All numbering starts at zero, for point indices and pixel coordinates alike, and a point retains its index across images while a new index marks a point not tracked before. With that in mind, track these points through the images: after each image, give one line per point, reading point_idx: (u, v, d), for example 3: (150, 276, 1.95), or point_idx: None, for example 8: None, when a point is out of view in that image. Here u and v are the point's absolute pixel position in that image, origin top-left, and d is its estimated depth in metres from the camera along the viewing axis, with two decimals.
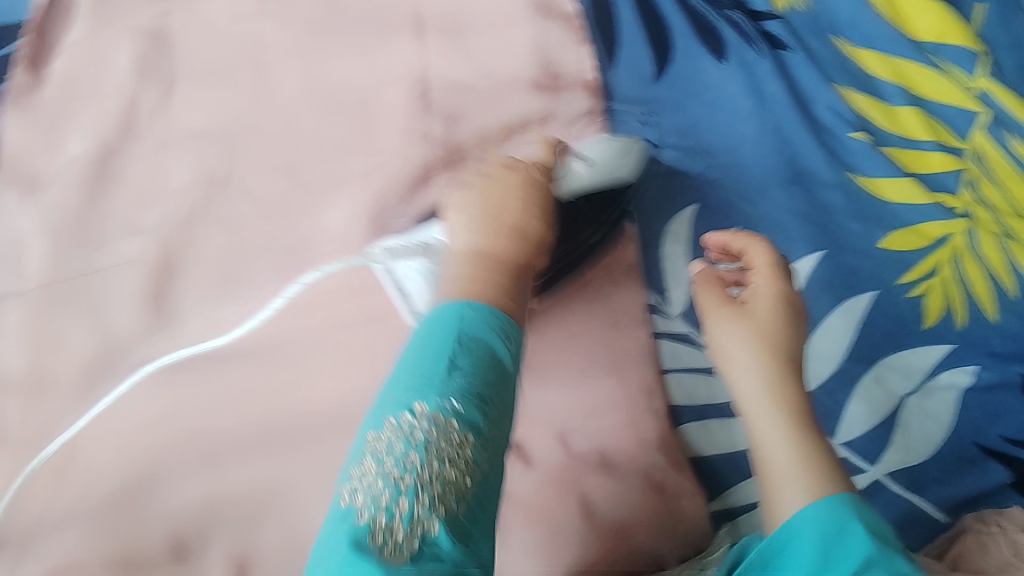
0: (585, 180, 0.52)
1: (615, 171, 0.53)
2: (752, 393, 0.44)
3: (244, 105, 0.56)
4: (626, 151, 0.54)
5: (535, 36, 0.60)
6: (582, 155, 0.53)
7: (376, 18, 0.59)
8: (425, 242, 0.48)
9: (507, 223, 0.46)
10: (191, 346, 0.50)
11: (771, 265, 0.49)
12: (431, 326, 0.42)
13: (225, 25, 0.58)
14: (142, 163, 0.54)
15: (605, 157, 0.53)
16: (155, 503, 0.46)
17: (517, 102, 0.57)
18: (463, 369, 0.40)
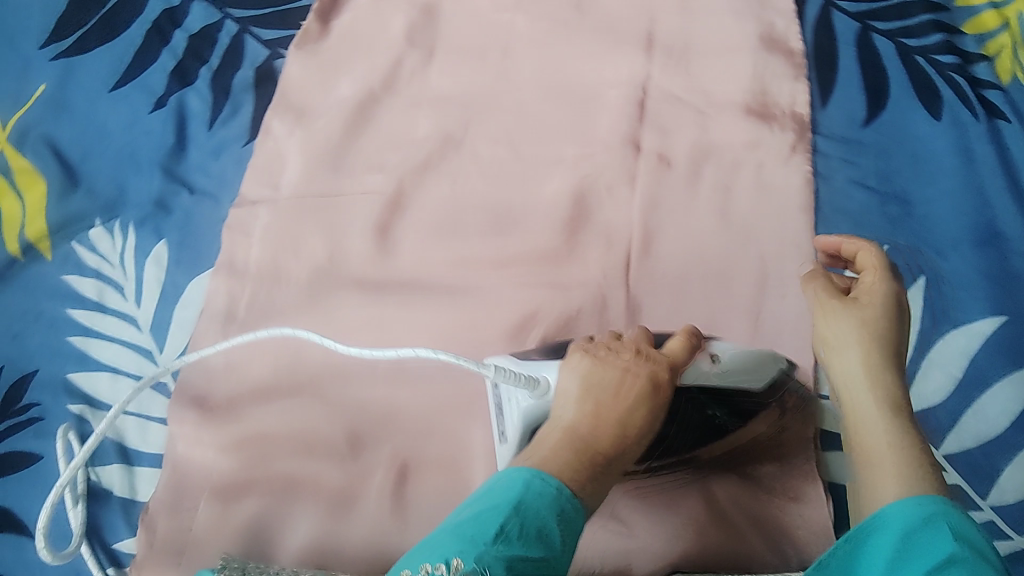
0: (711, 378, 0.50)
1: (746, 379, 0.50)
2: (855, 383, 0.49)
3: (487, 83, 0.64)
4: (766, 363, 0.51)
5: (758, 65, 0.63)
6: (714, 353, 0.51)
7: (614, 27, 0.65)
8: (539, 378, 0.51)
9: (572, 434, 0.48)
10: (401, 275, 0.58)
11: (879, 266, 0.52)
12: (507, 477, 0.45)
13: (486, 12, 0.66)
14: (393, 114, 0.63)
15: (731, 366, 0.50)
16: (347, 395, 0.55)
17: (727, 123, 0.62)
18: (512, 533, 0.41)
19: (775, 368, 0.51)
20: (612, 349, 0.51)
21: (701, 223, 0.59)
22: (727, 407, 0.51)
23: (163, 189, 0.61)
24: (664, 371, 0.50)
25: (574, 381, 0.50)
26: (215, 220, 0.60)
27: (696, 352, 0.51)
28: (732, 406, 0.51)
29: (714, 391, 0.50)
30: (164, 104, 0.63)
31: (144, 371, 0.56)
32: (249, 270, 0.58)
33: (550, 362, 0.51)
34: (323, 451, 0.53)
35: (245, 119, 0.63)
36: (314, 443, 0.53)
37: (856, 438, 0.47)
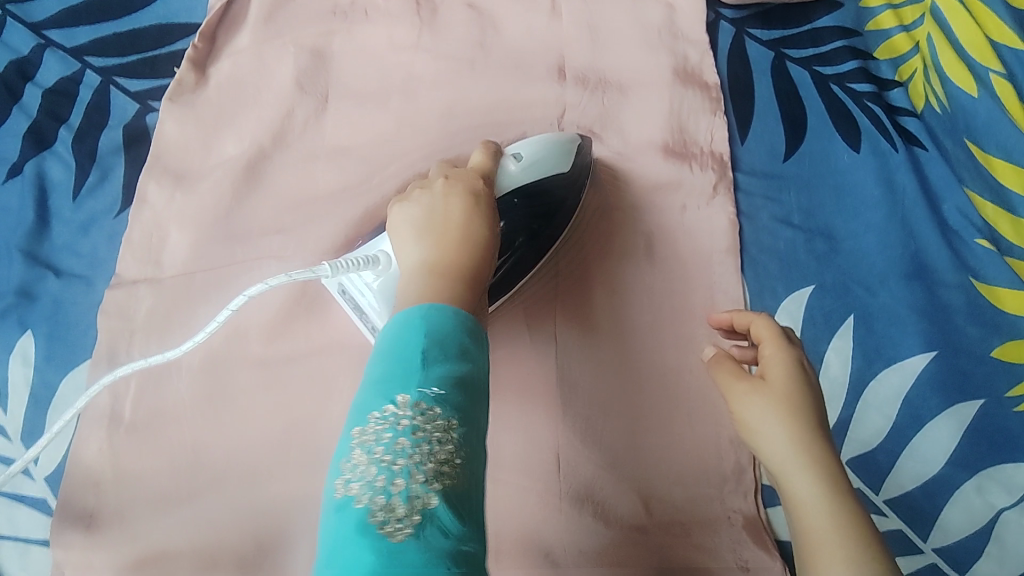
0: (522, 179, 0.51)
1: (558, 163, 0.52)
2: (783, 462, 0.43)
3: (389, 129, 0.58)
4: (564, 148, 0.53)
5: (673, 101, 0.60)
6: (514, 154, 0.51)
7: (522, 64, 0.61)
8: (376, 255, 0.48)
9: (466, 240, 0.44)
10: (309, 350, 0.52)
11: (776, 332, 0.48)
12: (398, 324, 0.38)
13: (383, 52, 0.61)
14: (287, 172, 0.57)
15: (545, 155, 0.52)
16: (257, 493, 0.49)
17: (647, 164, 0.58)
18: (439, 351, 0.36)
19: (579, 154, 0.54)
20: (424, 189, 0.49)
21: (627, 275, 0.56)
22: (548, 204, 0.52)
23: (25, 275, 0.53)
24: (481, 184, 0.48)
25: (410, 226, 0.46)
26: (91, 306, 0.53)
27: (497, 159, 0.51)
28: (556, 198, 0.53)
29: (531, 186, 0.51)
30: (19, 173, 0.56)
31: (19, 491, 0.49)
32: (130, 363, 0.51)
33: (383, 236, 0.48)
34: (230, 561, 0.47)
35: (115, 188, 0.56)
36: (221, 558, 0.47)
37: (796, 522, 0.42)
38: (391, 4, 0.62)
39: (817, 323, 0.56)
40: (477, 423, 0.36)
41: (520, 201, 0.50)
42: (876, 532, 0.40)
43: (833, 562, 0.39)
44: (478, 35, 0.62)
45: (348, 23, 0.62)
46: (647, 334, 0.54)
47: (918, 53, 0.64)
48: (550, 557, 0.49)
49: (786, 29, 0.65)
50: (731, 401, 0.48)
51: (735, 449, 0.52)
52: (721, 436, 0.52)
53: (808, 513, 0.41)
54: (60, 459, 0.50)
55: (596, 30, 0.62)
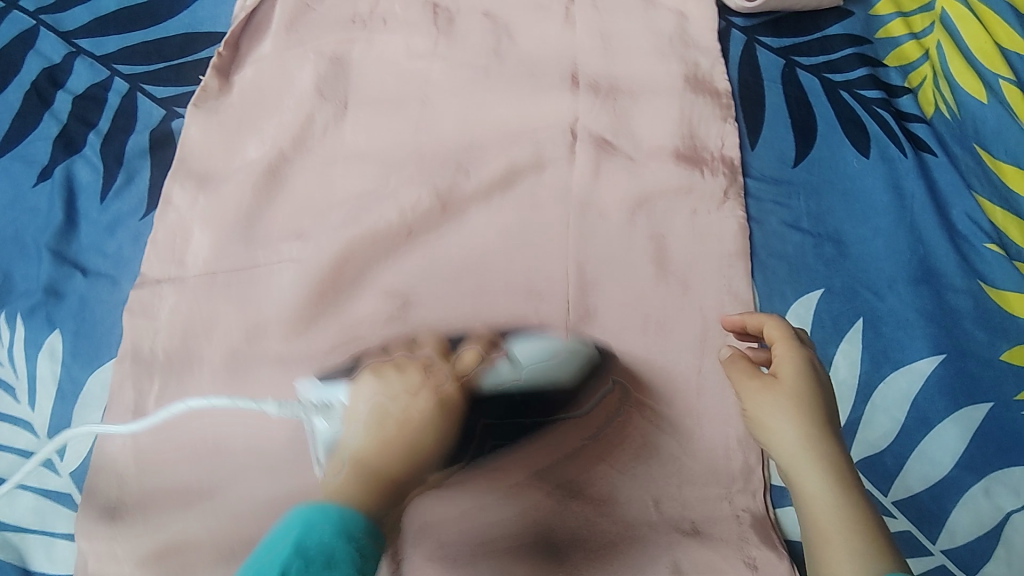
0: (517, 382, 0.48)
1: (558, 371, 0.49)
2: (791, 453, 0.44)
3: (406, 135, 0.60)
4: (569, 355, 0.50)
5: (684, 109, 0.61)
6: (511, 355, 0.49)
7: (536, 72, 0.62)
8: (332, 402, 0.46)
9: (407, 428, 0.45)
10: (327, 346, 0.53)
11: (787, 332, 0.49)
12: (286, 523, 0.39)
13: (400, 60, 0.62)
14: (307, 175, 0.58)
15: (544, 360, 0.49)
16: (274, 483, 0.50)
17: (658, 169, 0.59)
18: (303, 567, 0.36)
19: (585, 364, 0.50)
20: (426, 368, 0.48)
21: (638, 277, 0.57)
22: (546, 408, 0.49)
23: (53, 272, 0.55)
24: (458, 394, 0.46)
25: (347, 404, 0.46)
26: (117, 304, 0.55)
27: (493, 359, 0.48)
28: (548, 403, 0.49)
29: (526, 393, 0.48)
30: (49, 175, 0.58)
31: (44, 484, 0.51)
32: (153, 357, 0.53)
33: (343, 385, 0.46)
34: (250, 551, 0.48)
35: (141, 191, 0.58)
36: (241, 546, 0.49)
37: (801, 513, 0.43)
38: (409, 14, 0.64)
39: (825, 325, 0.56)
40: None
41: (512, 405, 0.48)
42: (879, 523, 0.41)
43: (841, 550, 0.40)
44: (494, 43, 0.63)
45: (368, 31, 0.63)
46: (670, 422, 0.54)
47: (928, 60, 0.65)
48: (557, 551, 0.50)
49: (797, 38, 0.66)
50: (743, 400, 0.49)
51: (743, 448, 0.53)
52: (729, 436, 0.53)
53: (817, 507, 0.42)
54: (86, 452, 0.52)
55: (609, 38, 0.64)
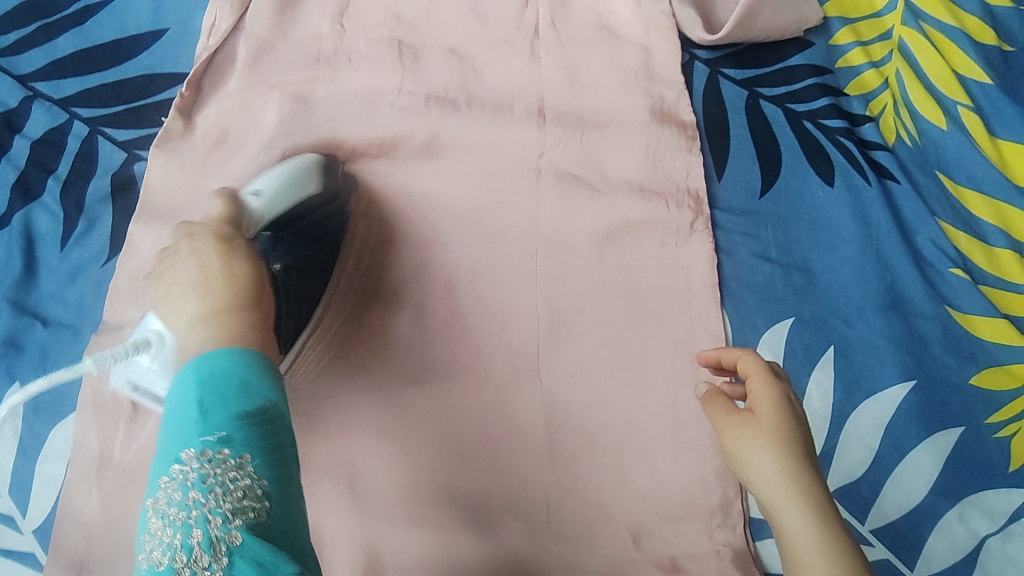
0: (267, 215, 0.52)
1: (303, 187, 0.55)
2: (770, 488, 0.44)
3: (373, 174, 0.60)
4: (308, 172, 0.56)
5: (650, 141, 0.61)
6: (257, 190, 0.53)
7: (502, 107, 0.62)
8: (145, 336, 0.45)
9: (229, 284, 0.45)
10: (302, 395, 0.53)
11: (761, 365, 0.49)
12: (181, 377, 0.40)
13: (365, 97, 0.62)
14: None
15: (277, 185, 0.54)
16: None
17: (626, 202, 0.60)
18: (218, 398, 0.38)
19: (325, 175, 0.57)
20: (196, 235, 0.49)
21: (610, 311, 0.57)
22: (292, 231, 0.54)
23: (13, 324, 0.54)
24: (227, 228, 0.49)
25: (192, 268, 0.46)
26: (77, 355, 0.53)
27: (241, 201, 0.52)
28: (289, 229, 0.54)
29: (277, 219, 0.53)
30: (6, 224, 0.56)
31: (6, 543, 0.49)
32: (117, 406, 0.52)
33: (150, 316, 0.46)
34: None
35: (103, 236, 0.57)
36: None
37: (783, 547, 0.43)
38: (374, 50, 0.63)
39: (797, 355, 0.57)
40: (281, 441, 0.39)
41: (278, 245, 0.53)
42: (861, 556, 0.41)
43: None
44: (460, 79, 0.63)
45: (332, 68, 0.62)
46: (648, 458, 0.54)
47: (888, 89, 0.66)
48: None
49: (760, 68, 0.66)
50: (720, 435, 0.48)
51: (722, 483, 0.53)
52: (707, 470, 0.54)
53: (800, 543, 0.42)
54: (49, 510, 0.50)
55: (574, 72, 0.64)
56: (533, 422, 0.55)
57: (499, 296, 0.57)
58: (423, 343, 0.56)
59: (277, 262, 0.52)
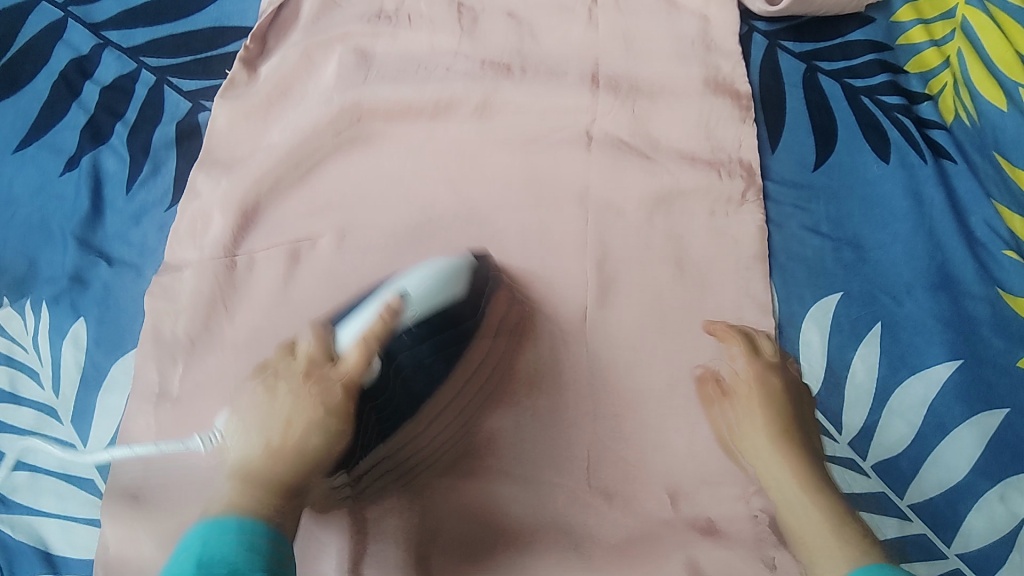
0: (414, 320, 0.51)
1: (450, 290, 0.52)
2: (771, 463, 0.48)
3: (428, 131, 0.61)
4: (456, 272, 0.53)
5: (705, 111, 0.61)
6: (404, 292, 0.51)
7: (558, 72, 0.63)
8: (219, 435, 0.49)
9: (291, 446, 0.45)
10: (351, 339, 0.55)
11: (751, 350, 0.54)
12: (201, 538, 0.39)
13: (424, 57, 0.63)
14: (331, 168, 0.60)
15: (427, 287, 0.52)
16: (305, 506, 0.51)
17: (678, 172, 0.60)
18: (221, 560, 0.38)
19: (472, 274, 0.54)
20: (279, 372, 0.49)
21: (656, 277, 0.57)
22: (451, 329, 0.52)
23: (79, 261, 0.56)
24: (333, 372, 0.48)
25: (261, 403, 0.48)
26: (139, 293, 0.55)
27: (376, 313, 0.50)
28: (448, 325, 0.52)
29: (426, 319, 0.51)
30: (76, 165, 0.58)
31: (67, 468, 0.52)
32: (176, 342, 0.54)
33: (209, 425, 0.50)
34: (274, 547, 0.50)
35: (167, 181, 0.59)
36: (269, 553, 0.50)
37: (784, 518, 0.46)
38: (434, 11, 0.64)
39: (842, 329, 0.57)
40: None
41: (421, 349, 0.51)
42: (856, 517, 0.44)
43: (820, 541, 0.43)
44: (517, 43, 0.64)
45: (392, 26, 0.63)
46: (688, 421, 0.54)
47: (948, 67, 0.65)
48: (579, 547, 0.51)
49: (819, 42, 0.65)
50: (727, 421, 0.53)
51: None
52: None
53: (795, 514, 0.45)
54: (109, 437, 0.52)
55: (631, 40, 0.64)
56: (577, 380, 0.55)
57: (547, 257, 0.58)
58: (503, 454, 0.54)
59: (409, 328, 0.50)
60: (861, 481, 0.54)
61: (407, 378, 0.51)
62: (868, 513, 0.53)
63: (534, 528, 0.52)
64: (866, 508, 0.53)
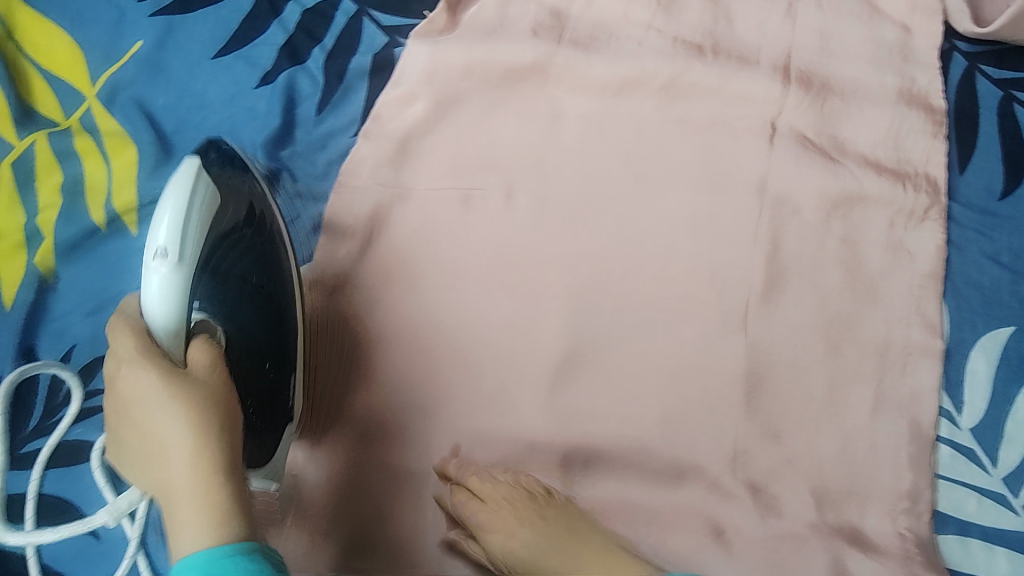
0: (186, 277, 0.42)
1: (202, 205, 0.44)
2: None
3: (610, 99, 0.60)
4: (196, 182, 0.44)
5: (896, 121, 0.59)
6: (159, 251, 0.42)
7: (749, 59, 0.61)
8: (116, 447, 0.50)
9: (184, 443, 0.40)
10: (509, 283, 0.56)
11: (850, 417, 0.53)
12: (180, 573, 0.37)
13: (617, 27, 0.62)
14: (510, 117, 0.59)
15: (181, 230, 0.42)
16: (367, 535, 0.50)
17: (860, 177, 0.58)
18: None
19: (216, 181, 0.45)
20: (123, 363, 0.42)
21: (826, 280, 0.56)
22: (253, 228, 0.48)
23: (264, 173, 0.57)
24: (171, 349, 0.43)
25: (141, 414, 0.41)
26: (317, 213, 0.57)
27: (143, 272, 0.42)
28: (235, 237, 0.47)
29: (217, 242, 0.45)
30: (272, 80, 0.60)
31: None
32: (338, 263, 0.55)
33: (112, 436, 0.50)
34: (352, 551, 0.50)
35: (356, 108, 0.60)
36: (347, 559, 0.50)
37: None
38: None
39: (1011, 363, 0.54)
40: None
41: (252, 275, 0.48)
42: None
43: None
44: (711, 25, 0.62)
45: None
46: (837, 427, 0.53)
47: None
48: (721, 535, 0.50)
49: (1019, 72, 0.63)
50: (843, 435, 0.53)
51: (915, 471, 0.52)
52: (901, 455, 0.53)
53: None
54: None
55: (827, 38, 0.62)
56: (734, 374, 0.54)
57: (716, 242, 0.56)
58: (571, 374, 0.54)
59: (233, 274, 0.47)
60: (1008, 518, 0.51)
61: (252, 351, 0.47)
62: (1010, 552, 0.51)
63: (673, 503, 0.51)
64: (1009, 546, 0.51)
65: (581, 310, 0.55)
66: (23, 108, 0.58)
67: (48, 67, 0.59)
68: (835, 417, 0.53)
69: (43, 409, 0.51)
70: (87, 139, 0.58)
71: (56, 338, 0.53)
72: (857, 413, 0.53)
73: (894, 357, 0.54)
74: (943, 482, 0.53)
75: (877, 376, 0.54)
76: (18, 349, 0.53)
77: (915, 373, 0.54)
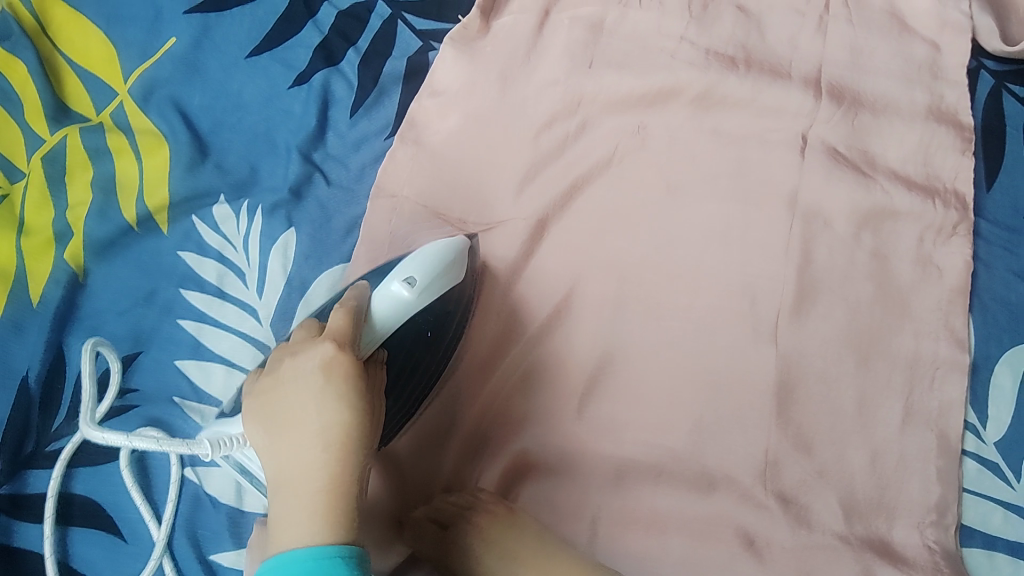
0: (413, 306, 0.50)
1: (450, 273, 0.52)
2: None
3: (643, 109, 0.60)
4: (456, 256, 0.52)
5: (926, 137, 0.60)
6: (409, 276, 0.49)
7: (781, 73, 0.61)
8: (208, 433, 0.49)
9: (331, 441, 0.43)
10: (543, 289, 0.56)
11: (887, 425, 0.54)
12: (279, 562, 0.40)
13: (651, 36, 0.62)
14: (544, 125, 0.59)
15: (431, 274, 0.50)
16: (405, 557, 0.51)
17: (891, 192, 0.58)
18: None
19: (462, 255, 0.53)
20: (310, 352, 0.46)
21: (856, 293, 0.56)
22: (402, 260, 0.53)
23: (299, 174, 0.58)
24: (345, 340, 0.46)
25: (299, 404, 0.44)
26: (352, 214, 0.58)
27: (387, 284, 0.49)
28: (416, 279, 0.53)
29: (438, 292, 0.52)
30: (308, 82, 0.61)
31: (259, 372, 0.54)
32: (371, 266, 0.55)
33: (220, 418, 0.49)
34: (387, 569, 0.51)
35: (390, 113, 0.61)
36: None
37: None
38: None
39: None
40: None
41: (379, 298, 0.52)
42: None
43: None
44: (745, 37, 0.62)
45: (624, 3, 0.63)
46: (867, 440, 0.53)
47: None
48: (753, 546, 0.50)
49: None
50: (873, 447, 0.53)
51: (944, 485, 0.53)
52: (930, 470, 0.53)
53: None
54: None
55: (858, 54, 0.62)
56: (765, 383, 0.54)
57: (748, 253, 0.57)
58: (603, 381, 0.54)
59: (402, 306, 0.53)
60: None
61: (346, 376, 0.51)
62: None
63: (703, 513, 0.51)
64: None
65: (615, 317, 0.55)
66: (56, 103, 0.59)
67: (82, 63, 0.60)
68: (865, 428, 0.54)
69: (72, 406, 0.52)
70: (119, 138, 0.58)
71: (88, 336, 0.54)
72: (888, 426, 0.54)
73: (923, 371, 0.55)
74: (971, 497, 0.53)
75: (908, 389, 0.55)
76: (49, 346, 0.53)
77: (943, 388, 0.55)
